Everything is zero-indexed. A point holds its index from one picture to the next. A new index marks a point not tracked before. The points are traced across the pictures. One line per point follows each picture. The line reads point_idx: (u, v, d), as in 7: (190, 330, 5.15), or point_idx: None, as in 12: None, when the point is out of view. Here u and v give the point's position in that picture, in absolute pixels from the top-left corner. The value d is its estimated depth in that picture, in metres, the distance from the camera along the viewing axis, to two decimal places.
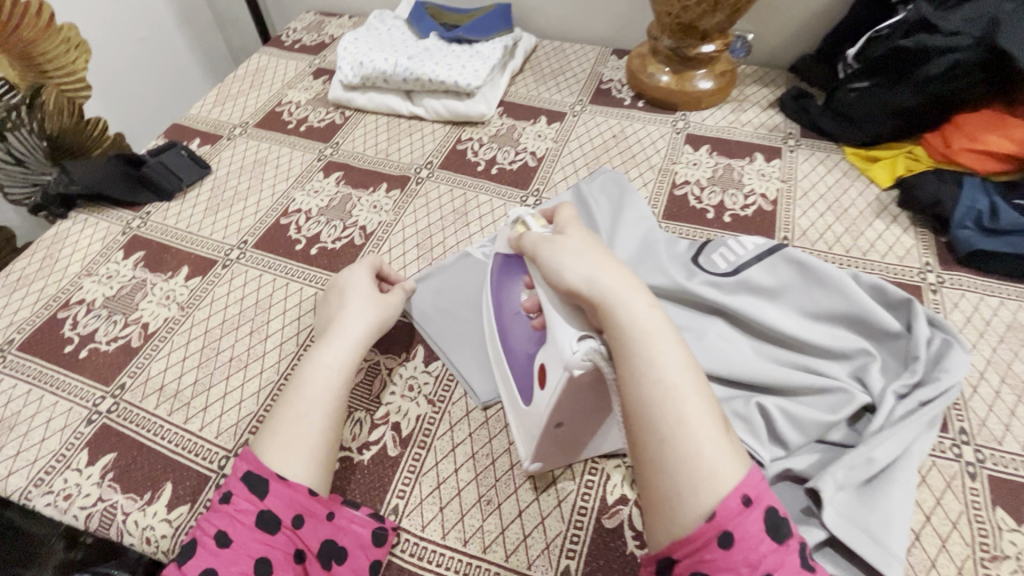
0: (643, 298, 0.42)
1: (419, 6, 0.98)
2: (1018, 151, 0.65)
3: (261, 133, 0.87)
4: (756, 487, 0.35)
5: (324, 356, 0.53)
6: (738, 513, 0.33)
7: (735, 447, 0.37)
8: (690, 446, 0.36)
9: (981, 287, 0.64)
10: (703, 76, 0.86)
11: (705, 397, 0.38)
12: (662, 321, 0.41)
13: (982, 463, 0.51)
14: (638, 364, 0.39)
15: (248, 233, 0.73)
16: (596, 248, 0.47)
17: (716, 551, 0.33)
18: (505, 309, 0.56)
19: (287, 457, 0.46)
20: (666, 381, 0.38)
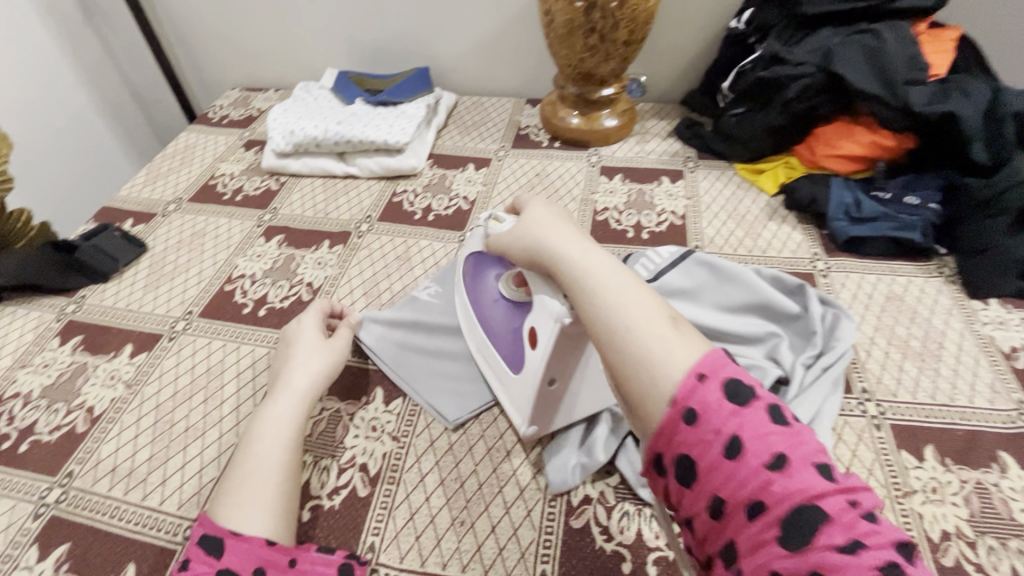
0: (584, 249, 0.43)
1: (342, 76, 1.05)
2: (868, 152, 0.78)
3: (196, 207, 0.88)
4: (712, 364, 0.33)
5: (273, 413, 0.54)
6: (694, 386, 0.32)
7: (690, 336, 0.36)
8: (644, 345, 0.35)
9: (861, 267, 0.74)
10: (608, 114, 0.97)
11: (651, 300, 0.38)
12: (600, 257, 0.42)
13: (884, 415, 0.59)
14: (589, 300, 0.40)
15: (193, 304, 0.73)
16: (546, 215, 0.49)
17: (684, 429, 0.32)
18: (482, 300, 0.64)
19: (243, 511, 0.46)
20: (610, 295, 0.39)
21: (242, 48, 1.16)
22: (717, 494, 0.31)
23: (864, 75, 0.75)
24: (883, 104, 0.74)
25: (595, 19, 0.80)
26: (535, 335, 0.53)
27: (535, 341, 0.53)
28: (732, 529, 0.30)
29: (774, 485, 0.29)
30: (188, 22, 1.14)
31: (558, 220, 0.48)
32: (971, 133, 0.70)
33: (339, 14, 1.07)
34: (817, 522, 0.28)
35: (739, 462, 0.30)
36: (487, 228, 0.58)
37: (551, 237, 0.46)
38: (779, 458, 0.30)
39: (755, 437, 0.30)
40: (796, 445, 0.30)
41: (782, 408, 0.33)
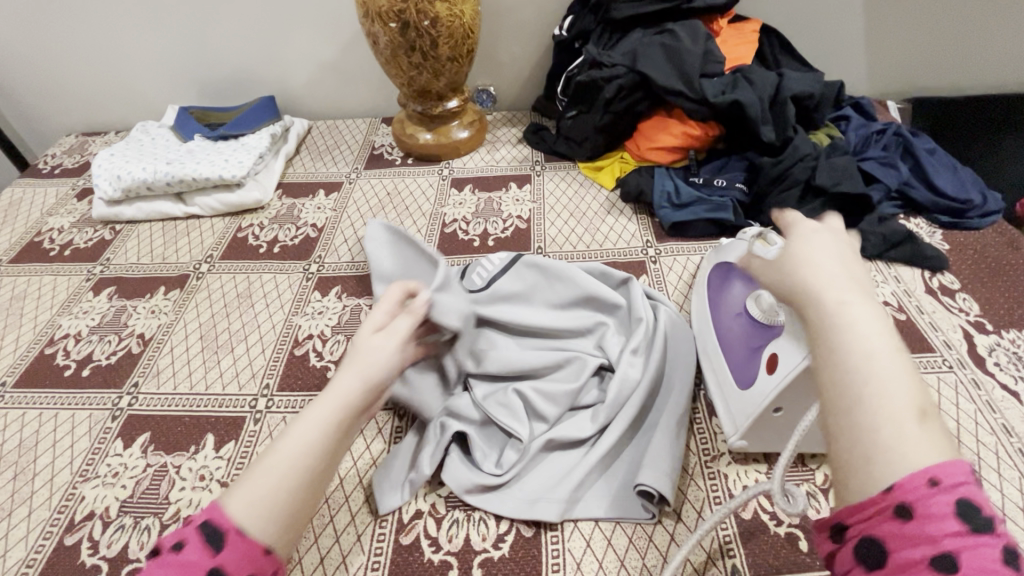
0: (840, 291, 0.35)
1: (182, 112, 1.01)
2: (682, 142, 0.84)
3: (17, 268, 0.82)
4: (958, 475, 0.28)
5: (321, 404, 0.43)
6: (924, 494, 0.27)
7: (934, 438, 0.30)
8: (872, 430, 0.30)
9: (687, 249, 0.80)
10: (457, 127, 0.99)
11: (909, 381, 0.31)
12: (867, 308, 0.34)
13: (699, 386, 0.64)
14: (828, 347, 0.33)
15: (6, 374, 0.68)
16: (824, 244, 0.39)
17: (894, 523, 0.28)
18: (723, 312, 0.63)
19: (258, 508, 0.37)
20: (854, 364, 0.32)
21: (72, 86, 1.10)
22: None
23: (666, 72, 0.81)
24: (686, 98, 0.80)
25: (412, 38, 0.82)
26: (776, 359, 0.52)
27: (775, 367, 0.52)
28: None
29: None
30: (3, 61, 1.07)
31: (836, 249, 0.39)
32: (757, 119, 0.77)
33: (173, 48, 1.04)
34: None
35: None
36: (753, 245, 0.60)
37: (827, 268, 0.37)
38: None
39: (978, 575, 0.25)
40: None
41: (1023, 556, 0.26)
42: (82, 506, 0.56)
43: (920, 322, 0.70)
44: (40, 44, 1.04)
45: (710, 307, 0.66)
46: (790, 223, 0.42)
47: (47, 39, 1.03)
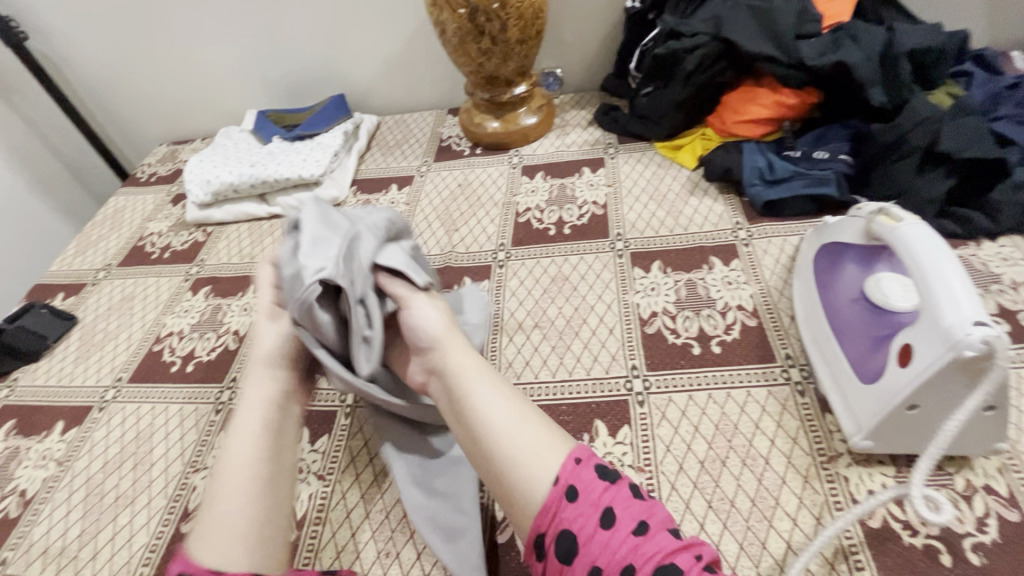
0: (464, 347, 0.51)
1: (260, 115, 1.05)
2: (774, 113, 0.77)
3: (124, 272, 0.88)
4: (586, 453, 0.43)
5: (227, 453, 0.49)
6: (572, 469, 0.42)
7: (557, 434, 0.45)
8: (527, 443, 0.44)
9: (784, 230, 0.73)
10: (526, 113, 0.96)
11: (529, 409, 0.47)
12: (487, 368, 0.50)
13: (808, 379, 0.58)
14: (468, 394, 0.47)
15: (122, 369, 0.73)
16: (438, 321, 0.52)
17: (569, 506, 0.40)
18: (836, 297, 0.57)
19: (229, 554, 0.43)
20: (501, 407, 0.46)
21: (163, 98, 1.17)
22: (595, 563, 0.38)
23: (754, 37, 0.74)
24: (779, 63, 0.73)
25: (481, 22, 0.80)
26: (912, 350, 0.46)
27: (909, 359, 0.46)
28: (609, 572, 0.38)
29: (641, 547, 0.38)
30: (103, 79, 1.15)
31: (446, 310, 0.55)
32: (865, 81, 0.69)
33: (250, 53, 1.08)
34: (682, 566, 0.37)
35: (613, 531, 0.39)
36: (874, 223, 0.53)
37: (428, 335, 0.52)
38: (642, 526, 0.39)
39: (625, 507, 0.40)
40: (654, 514, 0.40)
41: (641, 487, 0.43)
42: (194, 495, 0.59)
43: None
44: (133, 60, 1.11)
45: (819, 292, 0.60)
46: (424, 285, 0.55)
47: (139, 54, 1.10)
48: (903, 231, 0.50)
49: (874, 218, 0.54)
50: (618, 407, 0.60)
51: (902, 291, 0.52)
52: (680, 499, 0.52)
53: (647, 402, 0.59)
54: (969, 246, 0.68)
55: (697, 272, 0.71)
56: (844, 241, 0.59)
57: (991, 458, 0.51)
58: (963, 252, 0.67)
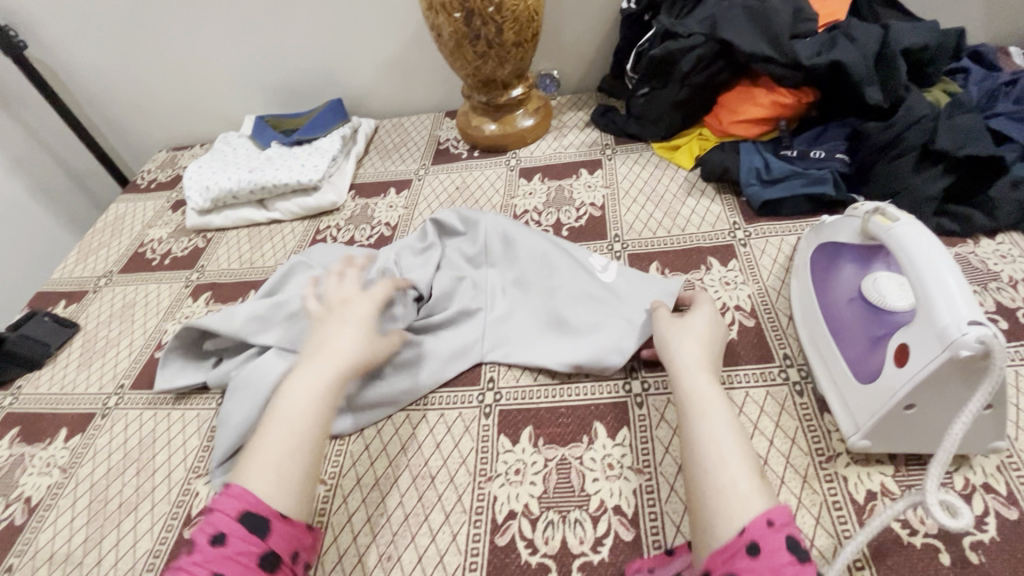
0: (692, 367, 0.52)
1: (258, 120, 1.05)
2: (770, 112, 0.77)
3: (126, 278, 0.89)
4: (783, 516, 0.40)
5: (295, 394, 0.53)
6: (764, 529, 0.39)
7: (764, 486, 0.43)
8: (728, 478, 0.43)
9: (781, 230, 0.73)
10: (523, 115, 0.96)
11: (740, 447, 0.45)
12: (717, 393, 0.50)
13: (806, 379, 0.58)
14: (694, 411, 0.49)
15: (124, 376, 0.74)
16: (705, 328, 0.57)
17: (749, 559, 0.39)
18: (833, 296, 0.58)
19: (286, 494, 0.47)
20: (707, 437, 0.46)
21: (162, 105, 1.17)
22: None
23: (750, 37, 0.74)
24: (775, 63, 0.73)
25: (477, 26, 0.80)
26: (909, 350, 0.46)
27: (906, 359, 0.46)
28: None
29: None
30: (102, 86, 1.16)
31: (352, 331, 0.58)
32: (861, 80, 0.69)
33: (247, 58, 1.08)
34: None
35: None
36: (870, 222, 0.53)
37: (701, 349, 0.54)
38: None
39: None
40: None
41: None
42: (197, 500, 0.59)
43: None
44: (131, 66, 1.11)
45: (816, 293, 0.60)
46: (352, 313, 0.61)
47: (137, 61, 1.10)
48: (900, 229, 0.50)
49: (870, 217, 0.54)
50: (618, 409, 0.60)
51: (898, 290, 0.52)
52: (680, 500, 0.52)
53: (645, 404, 0.60)
54: (967, 243, 0.68)
55: (695, 273, 0.71)
56: (840, 241, 0.59)
57: (990, 457, 0.51)
58: (961, 250, 0.67)
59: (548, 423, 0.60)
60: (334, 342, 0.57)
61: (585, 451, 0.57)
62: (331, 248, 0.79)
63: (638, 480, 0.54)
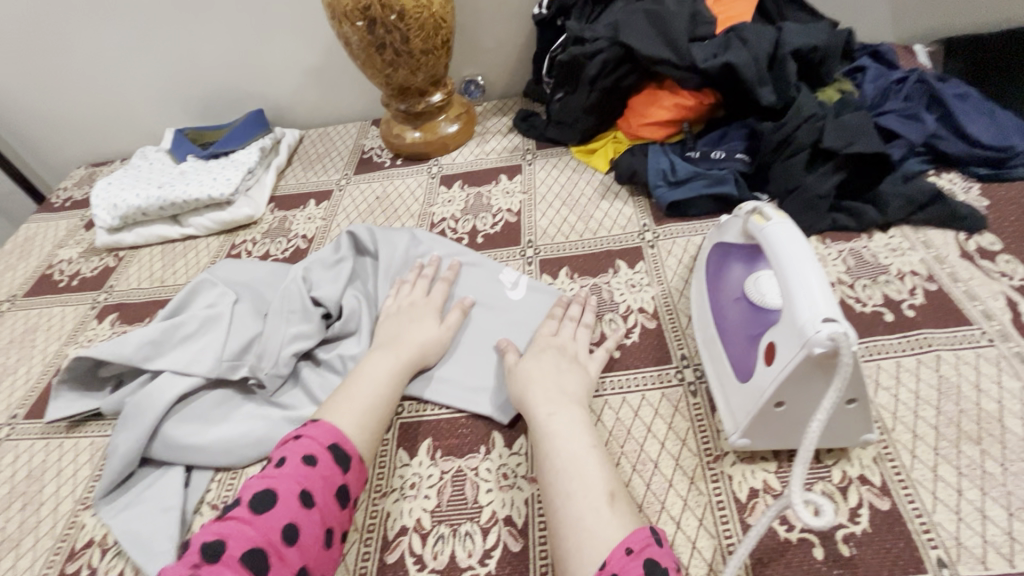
0: (552, 407, 0.53)
1: (176, 134, 1.03)
2: (675, 115, 0.78)
3: (30, 302, 0.85)
4: (641, 540, 0.42)
5: (367, 374, 0.58)
6: (622, 558, 0.40)
7: (621, 517, 0.44)
8: (576, 516, 0.45)
9: (688, 230, 0.74)
10: (444, 122, 0.96)
11: (603, 477, 0.47)
12: (574, 427, 0.51)
13: (700, 379, 0.59)
14: (551, 449, 0.50)
15: (18, 405, 0.71)
16: (552, 355, 0.58)
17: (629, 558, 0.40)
18: (724, 295, 0.58)
19: (360, 440, 0.53)
20: (568, 466, 0.48)
21: (80, 123, 1.14)
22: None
23: (650, 41, 0.75)
24: (675, 66, 0.74)
25: (381, 35, 0.79)
26: (775, 348, 0.47)
27: (773, 356, 0.47)
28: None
29: None
30: (13, 102, 1.11)
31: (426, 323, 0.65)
32: (754, 82, 0.70)
33: (163, 70, 1.05)
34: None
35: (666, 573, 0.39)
36: (750, 222, 0.54)
37: (551, 380, 0.56)
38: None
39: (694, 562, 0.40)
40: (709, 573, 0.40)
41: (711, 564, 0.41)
42: (83, 533, 0.57)
43: (954, 291, 0.62)
44: (42, 82, 1.08)
45: (710, 293, 0.61)
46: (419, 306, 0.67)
47: (47, 76, 1.07)
48: (773, 228, 0.51)
49: (751, 218, 0.54)
50: (518, 417, 0.60)
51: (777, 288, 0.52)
52: None
53: None
54: (861, 238, 0.69)
55: (602, 277, 0.71)
56: (730, 241, 0.59)
57: (867, 448, 0.52)
58: (855, 245, 0.69)
59: (447, 434, 0.59)
60: (413, 334, 0.63)
61: (481, 462, 0.56)
62: (239, 265, 0.77)
63: (530, 489, 0.54)
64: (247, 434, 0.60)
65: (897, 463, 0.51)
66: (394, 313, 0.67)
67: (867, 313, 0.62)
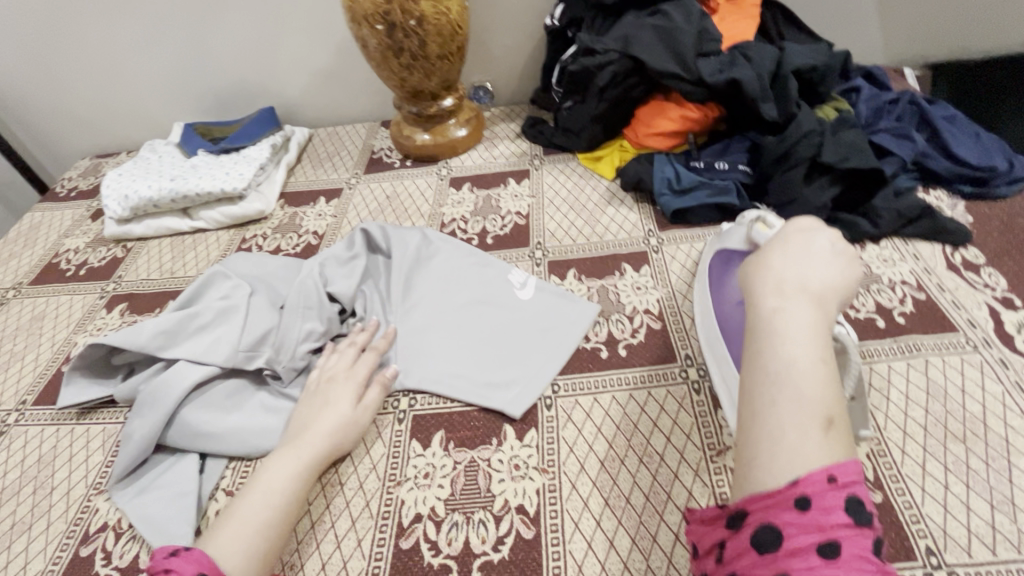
0: (785, 302, 0.42)
1: (186, 128, 1.04)
2: (681, 126, 0.81)
3: (36, 290, 0.85)
4: (851, 474, 0.34)
5: (264, 477, 0.54)
6: (822, 487, 0.33)
7: (836, 440, 0.36)
8: (781, 428, 0.37)
9: (691, 237, 0.77)
10: (454, 125, 0.98)
11: (830, 394, 0.38)
12: (808, 329, 0.41)
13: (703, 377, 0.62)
14: (768, 345, 0.41)
15: (27, 391, 0.71)
16: (819, 250, 0.45)
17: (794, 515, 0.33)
18: (726, 303, 0.61)
19: (244, 564, 0.48)
20: (779, 364, 0.39)
21: (87, 115, 1.14)
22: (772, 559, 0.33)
23: (659, 55, 0.78)
24: (682, 80, 0.78)
25: (399, 39, 0.81)
26: None
27: None
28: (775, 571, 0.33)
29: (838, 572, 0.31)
30: (20, 91, 1.11)
31: (340, 410, 0.59)
32: (758, 97, 0.74)
33: (174, 65, 1.06)
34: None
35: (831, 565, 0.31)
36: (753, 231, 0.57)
37: (797, 272, 0.44)
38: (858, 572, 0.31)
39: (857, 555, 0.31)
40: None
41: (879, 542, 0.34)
42: (96, 518, 0.58)
43: (942, 301, 0.66)
44: (51, 72, 1.08)
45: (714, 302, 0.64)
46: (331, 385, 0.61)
47: (56, 67, 1.07)
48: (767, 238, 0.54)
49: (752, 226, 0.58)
50: (528, 411, 0.62)
51: None
52: (579, 498, 0.54)
53: (554, 406, 0.62)
54: (854, 249, 0.73)
55: (609, 279, 0.74)
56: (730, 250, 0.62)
57: (861, 445, 0.55)
58: None
59: (460, 427, 0.61)
60: (322, 424, 0.57)
61: (493, 454, 0.58)
62: (252, 258, 0.78)
63: (542, 480, 0.56)
64: (262, 423, 0.62)
65: (888, 460, 0.54)
66: (322, 386, 0.61)
67: (861, 319, 0.65)
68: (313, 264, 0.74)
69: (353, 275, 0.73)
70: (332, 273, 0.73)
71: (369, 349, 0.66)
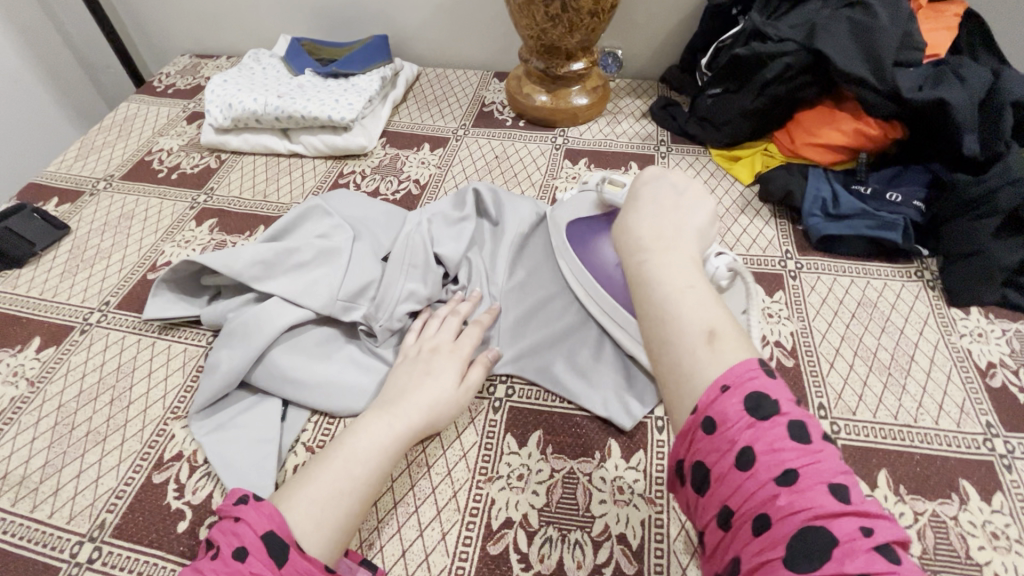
0: (639, 254, 0.44)
1: (294, 43, 0.97)
2: (850, 142, 0.71)
3: (126, 187, 0.82)
4: (746, 374, 0.34)
5: (352, 440, 0.49)
6: (717, 397, 0.33)
7: (725, 348, 0.36)
8: (673, 360, 0.37)
9: (835, 269, 0.69)
10: (578, 92, 0.89)
11: (712, 316, 0.38)
12: (670, 267, 0.42)
13: (838, 434, 0.55)
14: (639, 294, 0.42)
15: (110, 293, 0.68)
16: (666, 194, 0.49)
17: (705, 438, 0.33)
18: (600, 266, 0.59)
19: (317, 532, 0.43)
20: (656, 301, 0.40)
21: (196, 12, 1.09)
22: (726, 504, 0.31)
23: (849, 55, 0.68)
24: (870, 88, 0.67)
25: None
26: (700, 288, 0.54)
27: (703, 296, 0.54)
28: (737, 545, 0.30)
29: (780, 500, 0.29)
30: None
31: (441, 386, 0.53)
32: (960, 125, 0.63)
33: None
34: (826, 543, 0.27)
35: (749, 475, 0.30)
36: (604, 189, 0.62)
37: (628, 224, 0.48)
38: (788, 474, 0.30)
39: (767, 452, 0.30)
40: (811, 465, 0.30)
41: (808, 425, 0.32)
42: (171, 445, 0.55)
43: None
44: None
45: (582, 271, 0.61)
46: (433, 356, 0.56)
47: None
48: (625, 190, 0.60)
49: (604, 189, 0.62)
50: (637, 428, 0.56)
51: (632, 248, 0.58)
52: (690, 541, 0.48)
53: (666, 429, 0.56)
54: None
55: None
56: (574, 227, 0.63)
57: None
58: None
59: (560, 431, 0.56)
60: (420, 396, 0.52)
61: (595, 469, 0.53)
62: (353, 199, 0.72)
63: (648, 511, 0.50)
64: (351, 381, 0.57)
65: None
66: (424, 358, 0.56)
67: None
68: (421, 220, 0.68)
69: (462, 239, 0.68)
70: (440, 231, 0.68)
71: (471, 323, 0.60)
